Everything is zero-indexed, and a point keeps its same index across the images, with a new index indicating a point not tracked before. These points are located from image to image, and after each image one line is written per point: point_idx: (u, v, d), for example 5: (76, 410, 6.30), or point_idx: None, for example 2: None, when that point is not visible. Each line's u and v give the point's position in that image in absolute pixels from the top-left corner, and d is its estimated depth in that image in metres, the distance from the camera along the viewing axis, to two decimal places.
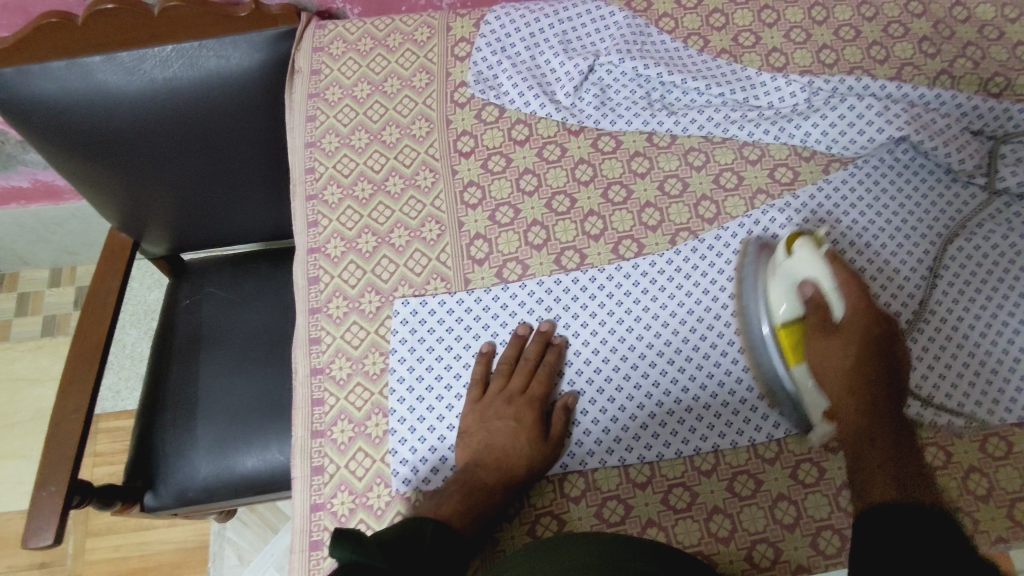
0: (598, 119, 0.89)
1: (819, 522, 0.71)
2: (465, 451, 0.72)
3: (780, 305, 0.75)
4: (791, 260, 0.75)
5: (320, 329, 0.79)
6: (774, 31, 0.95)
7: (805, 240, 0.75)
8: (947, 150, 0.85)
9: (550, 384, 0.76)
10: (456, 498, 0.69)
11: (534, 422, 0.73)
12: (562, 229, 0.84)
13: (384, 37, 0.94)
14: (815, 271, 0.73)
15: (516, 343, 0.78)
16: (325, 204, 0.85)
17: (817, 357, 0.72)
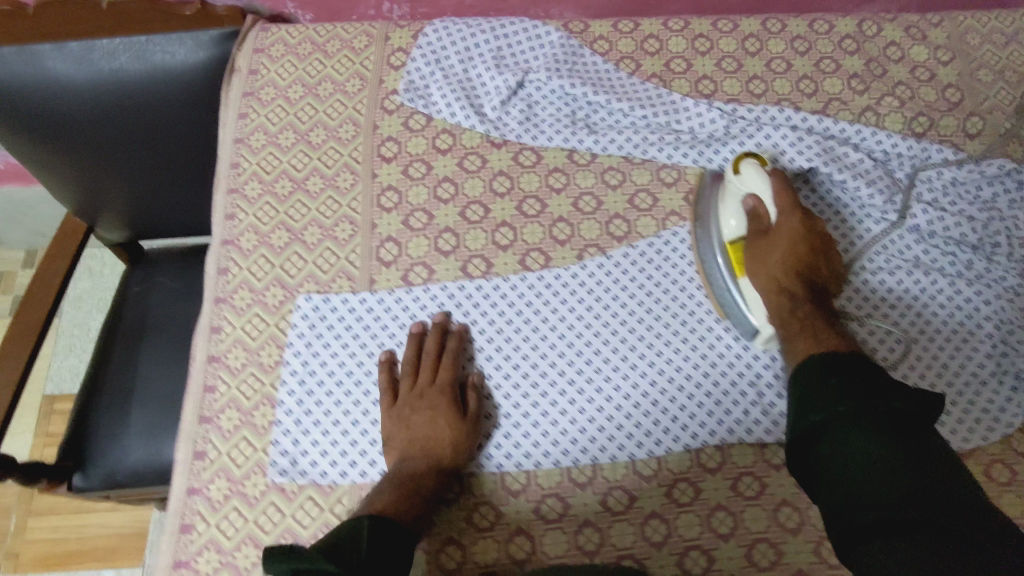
0: (520, 133, 0.91)
1: (688, 542, 0.72)
2: (391, 451, 0.73)
3: (730, 221, 0.82)
4: (738, 178, 0.81)
5: (222, 318, 0.81)
6: (706, 59, 0.97)
7: (750, 161, 0.81)
8: (857, 183, 0.86)
9: (454, 369, 0.78)
10: (390, 491, 0.70)
11: (449, 405, 0.75)
12: (472, 238, 0.86)
13: (323, 42, 0.96)
14: (758, 185, 0.80)
15: (414, 343, 0.79)
16: (244, 198, 0.87)
17: (756, 261, 0.78)
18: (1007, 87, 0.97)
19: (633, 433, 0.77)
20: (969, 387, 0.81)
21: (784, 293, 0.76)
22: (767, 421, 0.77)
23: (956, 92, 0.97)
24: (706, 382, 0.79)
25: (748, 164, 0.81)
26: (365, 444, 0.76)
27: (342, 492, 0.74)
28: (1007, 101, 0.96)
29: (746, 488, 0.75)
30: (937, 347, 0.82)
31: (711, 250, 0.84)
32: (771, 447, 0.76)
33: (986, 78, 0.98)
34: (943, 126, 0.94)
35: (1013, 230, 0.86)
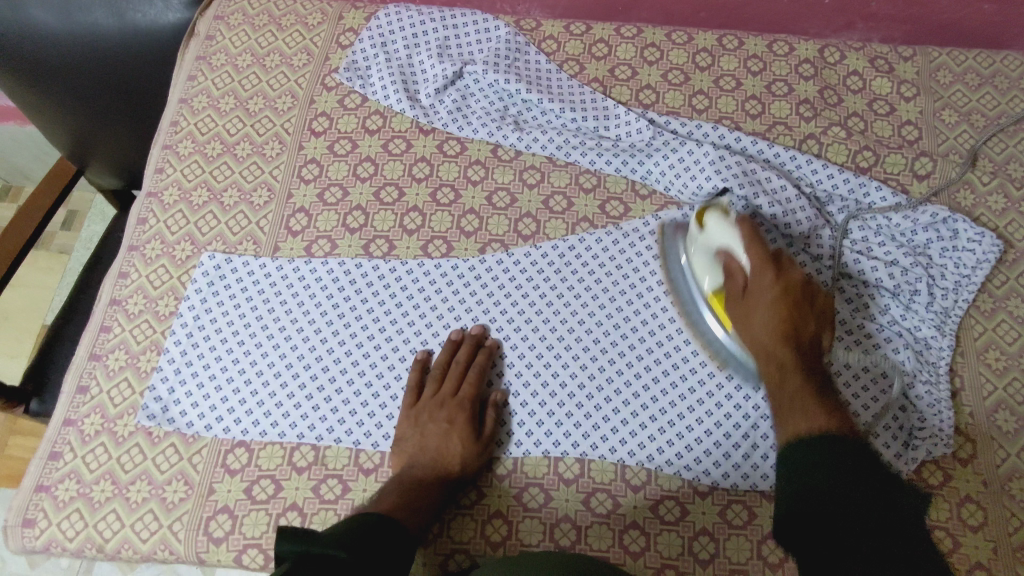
0: (447, 122, 0.91)
1: (525, 547, 0.72)
2: (399, 454, 0.74)
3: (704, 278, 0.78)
4: (704, 233, 0.77)
5: (131, 265, 0.86)
6: (653, 69, 0.95)
7: (714, 213, 0.77)
8: (772, 212, 0.84)
9: (480, 386, 0.78)
10: (395, 494, 0.70)
11: (465, 422, 0.75)
12: (380, 219, 0.87)
13: (280, 16, 1.00)
14: (725, 239, 0.75)
15: (447, 349, 0.80)
16: (176, 154, 0.92)
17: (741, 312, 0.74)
18: (971, 130, 0.92)
19: (498, 433, 0.77)
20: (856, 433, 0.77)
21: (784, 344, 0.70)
22: (632, 442, 0.76)
23: (914, 130, 0.92)
24: (580, 393, 0.79)
25: (711, 216, 0.77)
26: (235, 403, 0.78)
27: (203, 443, 0.77)
28: (966, 145, 0.91)
29: (597, 504, 0.74)
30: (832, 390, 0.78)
31: (699, 305, 0.80)
32: (630, 467, 0.75)
33: (949, 118, 0.93)
34: (890, 163, 0.90)
35: (938, 280, 0.82)
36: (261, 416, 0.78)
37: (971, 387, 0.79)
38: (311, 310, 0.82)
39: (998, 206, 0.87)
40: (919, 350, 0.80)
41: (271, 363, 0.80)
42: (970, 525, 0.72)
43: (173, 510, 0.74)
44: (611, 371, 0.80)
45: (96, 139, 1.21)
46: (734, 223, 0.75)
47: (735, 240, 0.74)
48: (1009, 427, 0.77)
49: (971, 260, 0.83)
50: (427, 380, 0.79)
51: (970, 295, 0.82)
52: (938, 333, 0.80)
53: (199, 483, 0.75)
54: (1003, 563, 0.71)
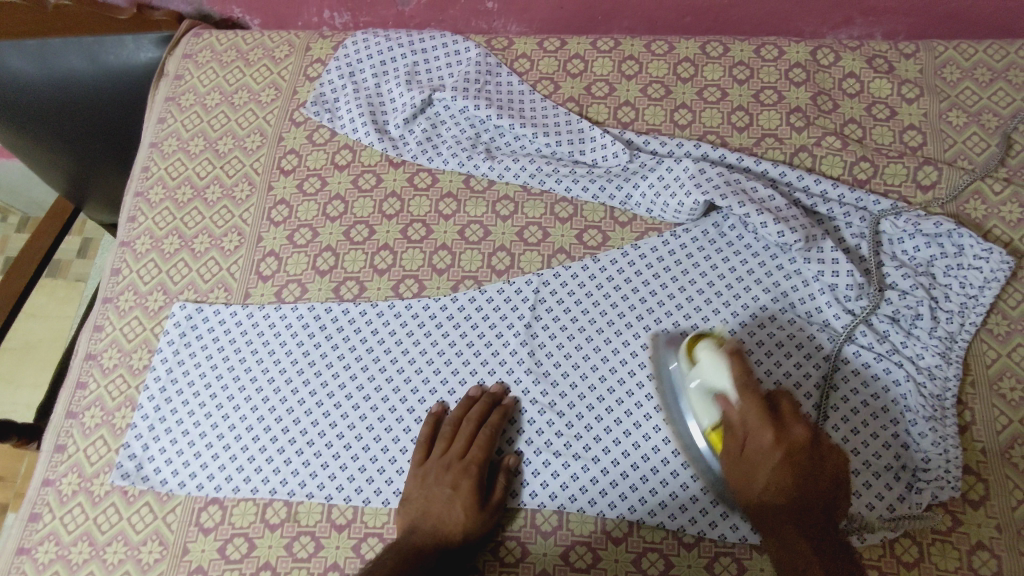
0: (417, 154, 0.88)
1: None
2: (402, 515, 0.71)
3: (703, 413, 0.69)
4: (695, 369, 0.69)
5: (105, 318, 0.85)
6: (632, 83, 0.91)
7: (705, 350, 0.69)
8: (762, 219, 0.78)
9: (491, 448, 0.74)
10: (392, 563, 0.67)
11: (471, 489, 0.71)
12: (351, 259, 0.85)
13: (247, 50, 0.98)
14: (717, 382, 0.67)
15: (463, 404, 0.76)
16: (147, 202, 0.90)
17: (736, 461, 0.66)
18: (981, 132, 0.84)
19: (507, 500, 0.73)
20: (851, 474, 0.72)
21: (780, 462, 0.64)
22: (612, 492, 0.73)
23: (917, 136, 0.85)
24: (558, 439, 0.75)
25: (702, 348, 0.70)
26: (208, 458, 0.77)
27: (177, 501, 0.76)
28: (977, 150, 0.84)
29: (577, 557, 0.71)
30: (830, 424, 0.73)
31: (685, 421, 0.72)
32: (610, 519, 0.72)
33: (957, 120, 0.85)
34: (890, 174, 0.83)
35: (940, 302, 0.76)
36: (233, 471, 0.76)
37: (983, 421, 0.73)
38: (282, 359, 0.80)
39: (1012, 216, 0.80)
40: (922, 382, 0.73)
41: (243, 416, 0.78)
42: (982, 575, 0.67)
43: (149, 571, 0.73)
44: (590, 415, 0.76)
45: (88, 182, 1.19)
46: (728, 360, 0.67)
47: (728, 387, 0.66)
48: None
49: (978, 278, 0.76)
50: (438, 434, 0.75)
51: (978, 318, 0.75)
52: (943, 361, 0.74)
53: (174, 543, 0.74)
54: None
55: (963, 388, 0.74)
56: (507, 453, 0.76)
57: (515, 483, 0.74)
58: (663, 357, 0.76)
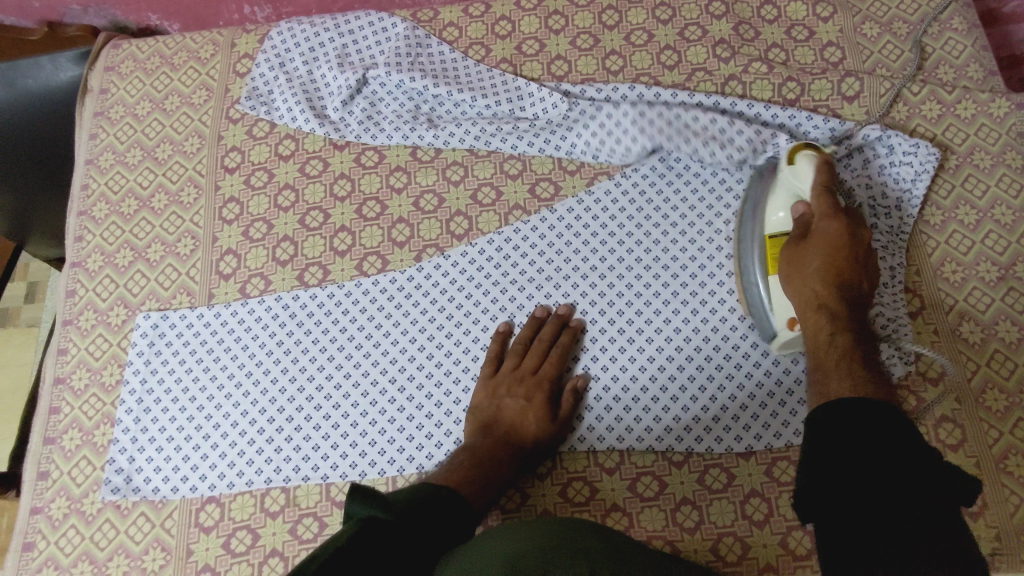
0: (360, 133, 0.88)
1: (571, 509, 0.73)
2: (473, 424, 0.74)
3: (777, 212, 0.73)
4: (790, 168, 0.73)
5: (68, 340, 0.84)
6: (560, 37, 0.92)
7: (805, 154, 0.72)
8: (701, 147, 0.81)
9: (562, 366, 0.77)
10: (467, 464, 0.70)
11: (545, 402, 0.74)
12: (310, 245, 0.85)
13: (171, 54, 0.96)
14: (804, 175, 0.72)
15: (532, 325, 0.78)
16: (92, 219, 0.89)
17: (793, 267, 0.69)
18: (895, 40, 0.89)
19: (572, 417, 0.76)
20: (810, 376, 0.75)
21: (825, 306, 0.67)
22: (600, 426, 0.75)
23: (837, 51, 0.89)
24: None
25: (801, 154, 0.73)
26: (198, 459, 0.77)
27: (172, 506, 0.75)
28: (893, 57, 0.88)
29: (576, 493, 0.74)
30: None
31: (751, 239, 0.76)
32: (602, 452, 0.75)
33: (871, 31, 0.90)
34: (816, 90, 0.87)
35: (879, 202, 0.81)
36: (226, 467, 0.76)
37: (932, 305, 0.77)
38: (257, 353, 0.80)
39: (933, 114, 0.85)
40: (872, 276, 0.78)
41: (227, 412, 0.78)
42: (949, 445, 0.72)
43: None
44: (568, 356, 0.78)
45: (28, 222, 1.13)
46: (826, 170, 0.71)
47: (814, 182, 0.70)
48: (975, 338, 0.75)
49: (910, 173, 0.81)
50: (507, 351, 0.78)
51: (914, 211, 0.80)
52: (889, 255, 0.78)
53: (176, 547, 0.74)
54: (988, 478, 0.70)
55: (910, 278, 0.78)
56: (574, 376, 0.77)
57: (582, 402, 0.77)
58: (753, 185, 0.79)
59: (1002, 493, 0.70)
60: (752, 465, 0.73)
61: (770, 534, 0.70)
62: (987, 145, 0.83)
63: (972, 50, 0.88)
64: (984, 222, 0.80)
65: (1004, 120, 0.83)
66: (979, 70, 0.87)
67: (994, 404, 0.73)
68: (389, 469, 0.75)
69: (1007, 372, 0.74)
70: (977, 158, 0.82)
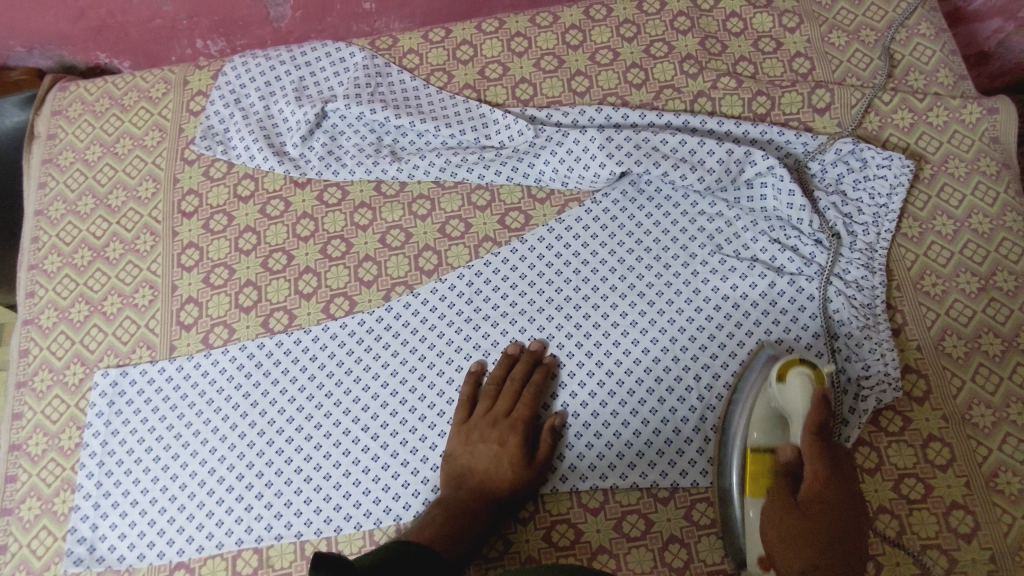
0: (321, 169, 0.85)
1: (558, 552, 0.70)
2: (447, 474, 0.72)
3: (756, 432, 0.68)
4: (780, 385, 0.67)
5: (23, 403, 0.80)
6: (524, 60, 0.90)
7: (800, 368, 0.66)
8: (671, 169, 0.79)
9: (536, 405, 0.74)
10: (441, 519, 0.68)
11: (519, 445, 0.71)
12: (274, 289, 0.82)
13: (121, 95, 0.92)
14: (795, 403, 0.65)
15: (503, 364, 0.76)
16: (44, 273, 0.85)
17: (776, 513, 0.62)
18: (863, 48, 0.87)
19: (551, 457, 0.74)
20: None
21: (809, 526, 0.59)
22: (581, 464, 0.73)
23: (806, 62, 0.88)
24: None
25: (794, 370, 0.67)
26: (164, 524, 0.73)
27: (140, 575, 0.72)
28: (862, 66, 0.87)
29: (560, 537, 0.71)
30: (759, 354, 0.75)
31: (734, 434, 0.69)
32: (584, 492, 0.72)
33: (838, 41, 0.88)
34: (786, 104, 0.85)
35: (855, 216, 0.79)
36: (193, 530, 0.73)
37: (914, 320, 0.76)
38: (223, 407, 0.77)
39: (905, 123, 0.83)
40: (852, 294, 0.76)
41: (192, 471, 0.75)
42: (938, 465, 0.70)
43: None
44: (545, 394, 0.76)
45: None
46: (820, 391, 0.64)
47: (802, 412, 0.64)
48: (959, 353, 0.74)
49: (885, 186, 0.79)
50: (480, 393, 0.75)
51: (891, 224, 0.78)
52: (868, 272, 0.77)
53: None
54: (979, 498, 0.69)
55: (890, 294, 0.77)
56: (551, 414, 0.75)
57: (560, 441, 0.74)
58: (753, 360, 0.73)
59: (994, 512, 0.68)
60: None
61: None
62: (961, 152, 0.81)
63: (941, 55, 0.87)
64: (962, 232, 0.78)
65: (976, 125, 0.82)
66: (949, 75, 0.86)
67: (982, 420, 0.71)
68: (365, 522, 0.72)
69: (992, 386, 0.72)
70: (951, 166, 0.81)
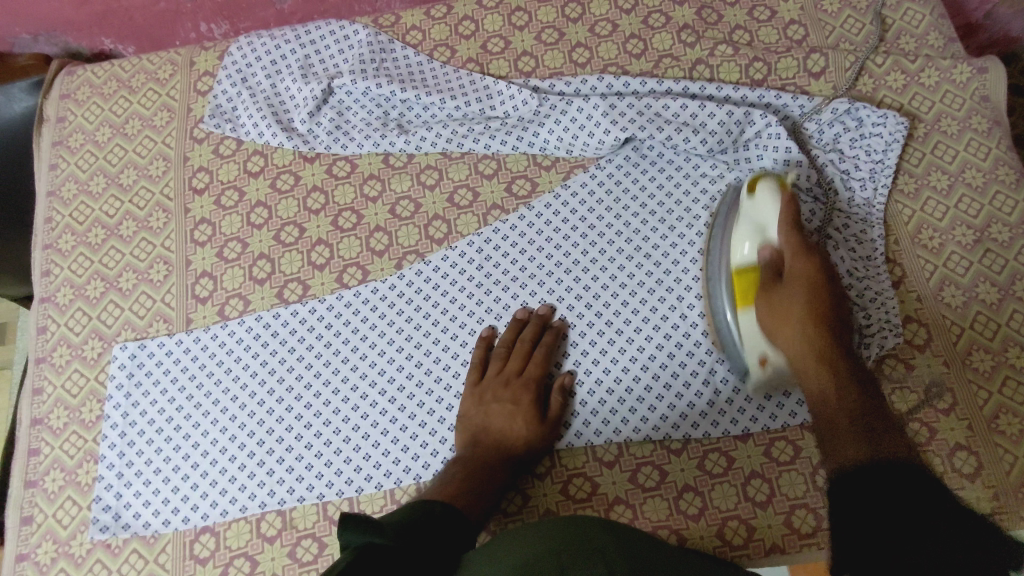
0: (329, 144, 0.87)
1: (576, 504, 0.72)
2: (463, 434, 0.73)
3: (741, 247, 0.71)
4: (752, 203, 0.71)
5: (43, 379, 0.81)
6: (525, 34, 0.92)
7: (766, 181, 0.70)
8: (673, 134, 0.82)
9: (546, 365, 0.76)
10: (459, 477, 0.69)
11: (531, 404, 0.73)
12: (287, 261, 0.83)
13: (128, 77, 0.94)
14: (767, 216, 0.69)
15: (513, 328, 0.77)
16: (58, 252, 0.86)
17: (772, 317, 0.66)
18: (856, 14, 0.90)
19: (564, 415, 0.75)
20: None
21: (816, 362, 0.63)
22: (595, 421, 0.75)
23: (800, 28, 0.90)
24: None
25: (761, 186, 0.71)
26: (188, 490, 0.75)
27: (165, 540, 0.74)
28: (855, 31, 0.89)
29: (577, 490, 0.73)
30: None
31: (719, 276, 0.74)
32: (599, 446, 0.74)
33: (831, 7, 0.90)
34: (783, 69, 0.87)
35: (852, 173, 0.81)
36: (217, 495, 0.74)
37: (913, 272, 0.78)
38: (241, 375, 0.78)
39: (899, 84, 0.86)
40: (852, 249, 0.78)
41: (213, 439, 0.76)
42: (941, 409, 0.72)
43: None
44: (557, 353, 0.77)
45: None
46: (785, 196, 0.69)
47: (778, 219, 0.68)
48: (957, 302, 0.76)
49: (881, 143, 0.82)
50: (492, 356, 0.77)
51: (887, 180, 0.81)
52: (867, 226, 0.79)
53: None
54: (980, 439, 0.71)
55: (889, 248, 0.79)
56: (561, 374, 0.77)
57: (572, 400, 0.76)
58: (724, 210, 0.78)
59: (996, 451, 0.70)
60: (750, 447, 0.72)
61: (774, 514, 0.70)
62: (953, 111, 0.84)
63: (931, 19, 0.89)
64: (957, 186, 0.80)
65: (967, 85, 0.84)
66: (939, 37, 0.88)
67: (981, 364, 0.73)
68: (386, 483, 0.73)
69: (990, 333, 0.74)
70: (944, 124, 0.83)
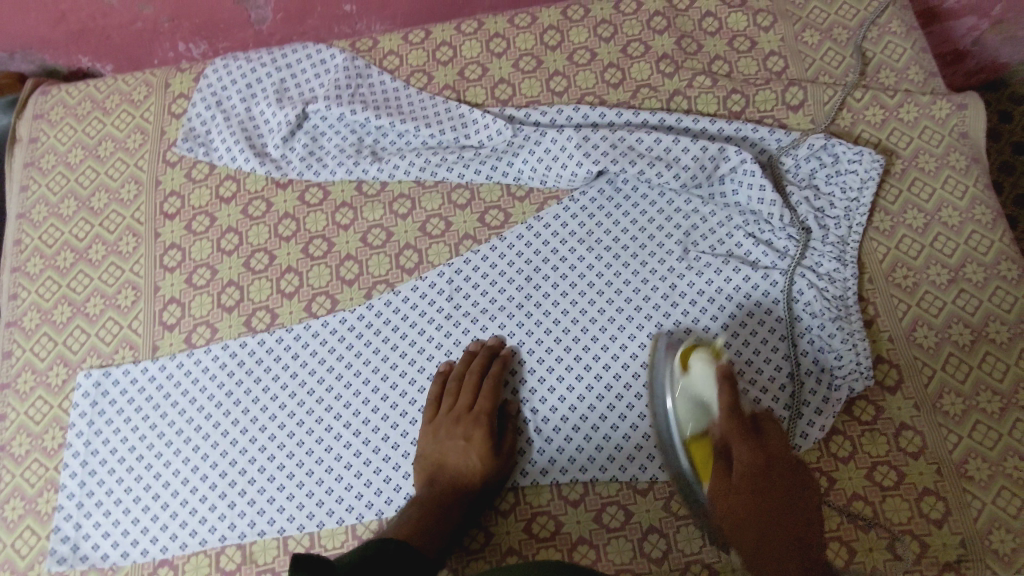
0: (302, 170, 0.86)
1: (540, 543, 0.72)
2: (419, 472, 0.72)
3: (685, 425, 0.68)
4: (688, 377, 0.68)
5: (6, 405, 0.80)
6: (503, 60, 0.91)
7: (701, 354, 0.68)
8: (645, 168, 0.81)
9: (495, 396, 0.74)
10: (417, 519, 0.69)
11: (484, 439, 0.72)
12: (256, 289, 0.82)
13: (102, 98, 0.93)
14: (706, 392, 0.66)
15: (463, 361, 0.77)
16: (26, 275, 0.85)
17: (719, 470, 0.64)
18: (836, 47, 0.89)
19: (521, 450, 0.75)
20: (763, 395, 0.75)
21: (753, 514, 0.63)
22: (560, 459, 0.74)
23: (780, 60, 0.89)
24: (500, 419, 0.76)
25: (696, 358, 0.68)
26: (149, 521, 0.74)
27: (124, 573, 0.73)
28: (835, 64, 0.88)
29: (541, 528, 0.72)
30: (735, 351, 0.76)
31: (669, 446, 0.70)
32: (564, 485, 0.73)
33: (812, 40, 0.90)
34: (760, 102, 0.87)
35: (827, 210, 0.80)
36: (178, 528, 0.73)
37: (885, 311, 0.77)
38: (205, 406, 0.77)
39: (877, 119, 0.85)
40: (825, 287, 0.77)
41: (176, 470, 0.75)
42: (909, 452, 0.72)
43: None
44: (524, 389, 0.77)
45: None
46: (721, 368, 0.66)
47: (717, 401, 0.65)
48: (930, 343, 0.75)
49: (856, 180, 0.81)
50: (442, 391, 0.76)
51: (862, 218, 0.80)
52: (840, 264, 0.78)
53: None
54: (949, 484, 0.70)
55: (862, 286, 0.78)
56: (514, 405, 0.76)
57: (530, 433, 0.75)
58: (658, 356, 0.73)
59: (964, 497, 0.69)
60: None
61: None
62: (931, 147, 0.83)
63: (912, 52, 0.88)
64: (933, 225, 0.80)
65: (946, 121, 0.84)
66: (919, 72, 0.87)
67: (952, 408, 0.72)
68: (348, 518, 0.73)
69: (962, 375, 0.73)
70: (921, 161, 0.83)
